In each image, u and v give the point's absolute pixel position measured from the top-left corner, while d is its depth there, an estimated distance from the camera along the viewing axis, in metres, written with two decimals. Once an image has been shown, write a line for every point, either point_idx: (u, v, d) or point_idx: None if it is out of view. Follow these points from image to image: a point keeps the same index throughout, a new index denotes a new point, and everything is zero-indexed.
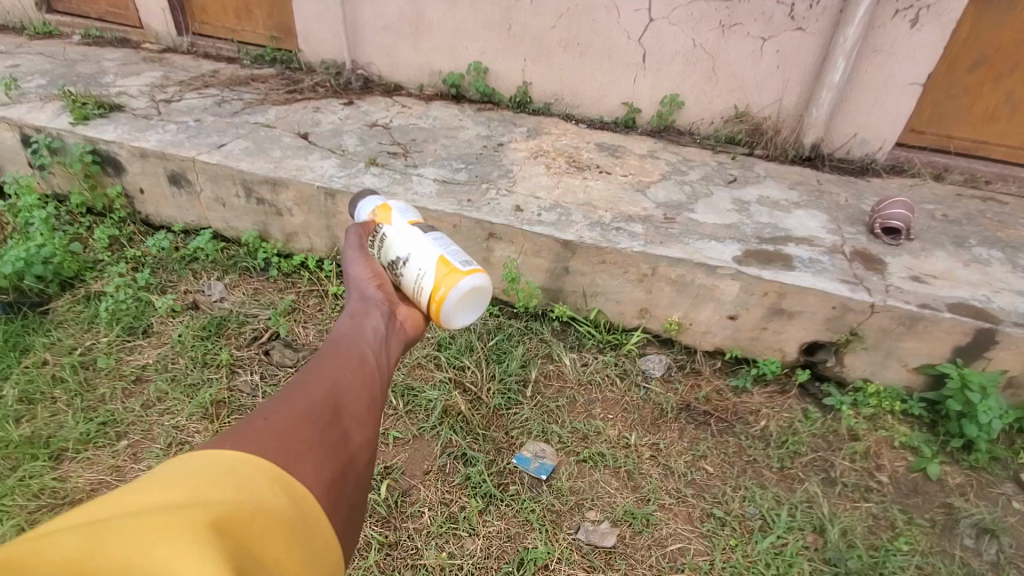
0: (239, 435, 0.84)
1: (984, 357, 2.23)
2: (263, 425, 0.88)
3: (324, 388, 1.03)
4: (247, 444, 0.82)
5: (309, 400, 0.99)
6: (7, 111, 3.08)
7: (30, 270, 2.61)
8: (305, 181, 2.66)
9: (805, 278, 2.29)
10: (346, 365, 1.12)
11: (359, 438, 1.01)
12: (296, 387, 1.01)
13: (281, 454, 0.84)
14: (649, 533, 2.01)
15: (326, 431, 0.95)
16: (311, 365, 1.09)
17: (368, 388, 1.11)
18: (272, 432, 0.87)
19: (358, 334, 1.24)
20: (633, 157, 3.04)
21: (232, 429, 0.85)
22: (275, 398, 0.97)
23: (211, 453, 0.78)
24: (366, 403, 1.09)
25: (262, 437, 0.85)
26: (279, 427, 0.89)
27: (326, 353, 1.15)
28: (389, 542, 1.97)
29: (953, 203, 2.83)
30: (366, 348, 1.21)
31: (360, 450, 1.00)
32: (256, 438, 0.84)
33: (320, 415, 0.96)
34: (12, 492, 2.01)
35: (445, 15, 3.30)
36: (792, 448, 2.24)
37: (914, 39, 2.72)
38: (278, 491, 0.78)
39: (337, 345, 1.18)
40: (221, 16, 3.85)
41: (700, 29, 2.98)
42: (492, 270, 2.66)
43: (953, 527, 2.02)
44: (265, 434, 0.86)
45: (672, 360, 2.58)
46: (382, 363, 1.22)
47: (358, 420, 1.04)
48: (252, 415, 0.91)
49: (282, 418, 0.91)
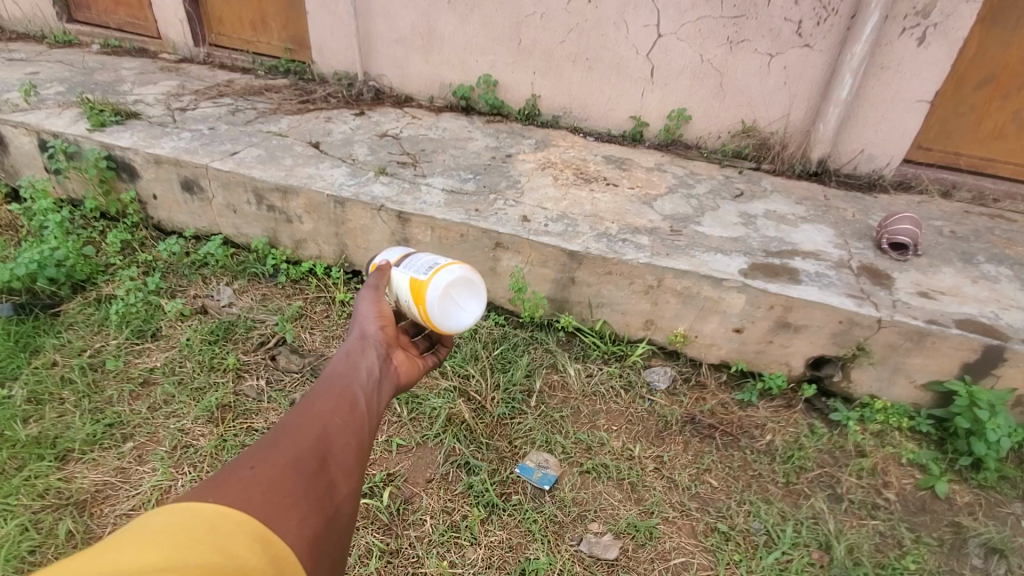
0: (220, 487, 0.83)
1: (992, 374, 2.21)
2: (247, 475, 0.87)
3: (313, 433, 1.03)
4: (230, 497, 0.81)
5: (298, 448, 0.99)
6: (26, 116, 3.15)
7: (43, 272, 2.65)
8: (315, 189, 2.70)
9: (811, 291, 2.29)
10: (337, 407, 1.12)
11: (346, 487, 1.01)
12: (287, 432, 1.02)
13: (265, 509, 0.83)
14: (652, 546, 1.99)
15: (313, 481, 0.94)
16: (303, 406, 1.10)
17: (358, 432, 1.11)
18: (256, 484, 0.86)
19: (351, 372, 1.25)
20: (641, 170, 3.06)
21: (215, 479, 0.84)
22: (262, 445, 0.97)
23: (190, 506, 0.77)
24: (356, 449, 1.08)
25: (246, 489, 0.84)
26: (263, 478, 0.88)
27: (318, 393, 1.15)
28: (390, 550, 1.97)
29: (961, 220, 2.82)
30: (359, 388, 1.21)
31: (346, 501, 0.99)
32: (240, 490, 0.83)
33: (307, 465, 0.96)
34: (17, 491, 2.03)
35: (456, 29, 3.36)
36: (797, 463, 2.22)
37: (921, 56, 2.74)
38: (260, 550, 0.77)
39: (330, 384, 1.19)
40: (236, 27, 3.93)
41: (708, 45, 3.02)
42: (499, 280, 2.67)
43: (962, 546, 2.00)
44: (248, 486, 0.85)
45: (677, 372, 2.57)
46: (373, 402, 1.23)
47: (346, 468, 1.03)
48: (236, 464, 0.90)
49: (268, 468, 0.91)
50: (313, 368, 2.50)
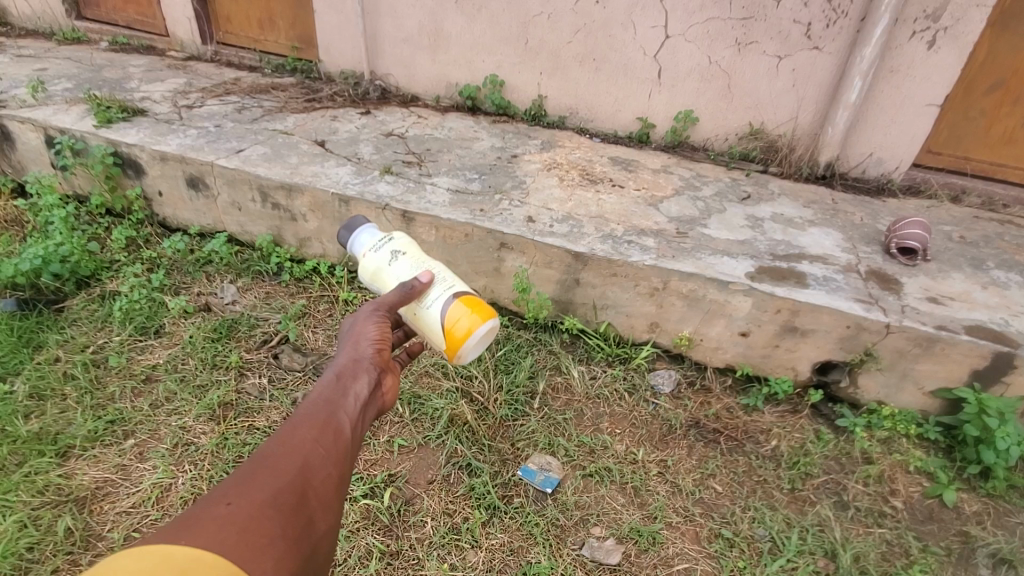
0: (194, 527, 0.80)
1: (1001, 382, 2.17)
2: (222, 514, 0.84)
3: (295, 463, 1.01)
4: (203, 540, 0.78)
5: (278, 480, 0.96)
6: (33, 112, 3.16)
7: (47, 267, 2.66)
8: (320, 188, 2.69)
9: (818, 296, 2.27)
10: (321, 436, 1.10)
11: (323, 523, 0.99)
12: (268, 461, 0.99)
13: (239, 552, 0.80)
14: (655, 552, 1.97)
15: (290, 518, 0.92)
16: (287, 432, 1.07)
17: (341, 463, 1.09)
18: (231, 523, 0.84)
19: (339, 398, 1.22)
20: (647, 172, 3.04)
21: (189, 519, 0.81)
22: (240, 473, 0.95)
23: (161, 549, 0.73)
24: (337, 481, 1.06)
25: (220, 530, 0.81)
26: (240, 517, 0.85)
27: (304, 418, 1.13)
28: (390, 551, 1.95)
29: (970, 225, 2.79)
30: (345, 415, 1.19)
31: (321, 538, 0.98)
32: (214, 531, 0.80)
33: (286, 500, 0.94)
34: (16, 487, 2.02)
35: (463, 29, 3.36)
36: (803, 469, 2.19)
37: (931, 60, 2.72)
38: None
39: (315, 411, 1.16)
40: (244, 26, 3.94)
41: (716, 46, 3.00)
42: (503, 280, 2.65)
43: (970, 556, 1.96)
44: (223, 526, 0.82)
45: (682, 375, 2.55)
46: (358, 430, 1.21)
47: (325, 501, 1.01)
48: (209, 499, 0.87)
49: (246, 504, 0.88)
50: (315, 367, 2.49)
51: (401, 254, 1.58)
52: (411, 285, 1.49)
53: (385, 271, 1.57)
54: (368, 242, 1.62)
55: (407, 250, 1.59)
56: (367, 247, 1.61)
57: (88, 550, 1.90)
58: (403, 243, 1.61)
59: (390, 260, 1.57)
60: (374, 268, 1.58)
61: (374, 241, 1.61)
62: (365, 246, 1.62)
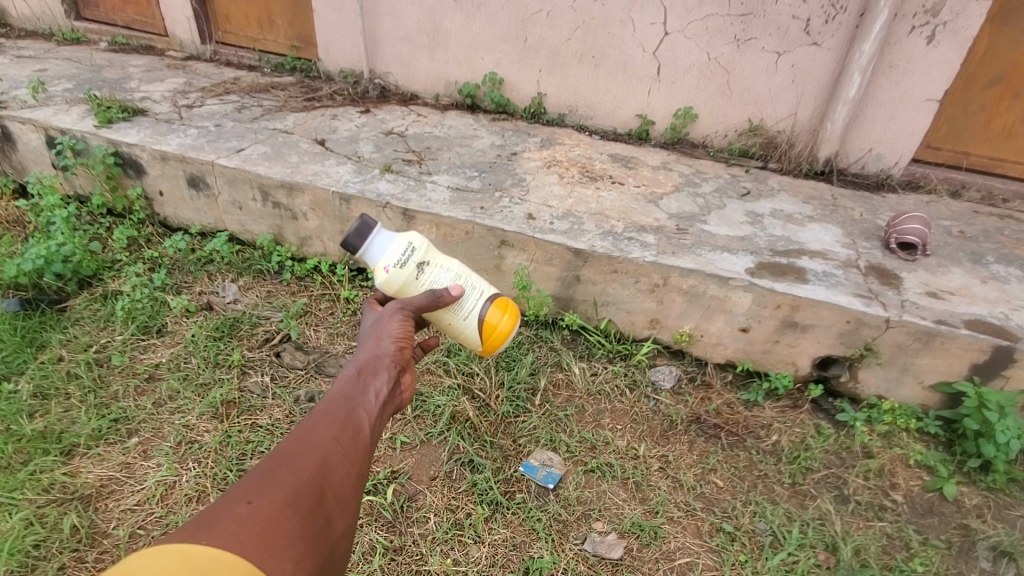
0: (214, 526, 0.80)
1: (1002, 375, 2.18)
2: (242, 513, 0.85)
3: (314, 461, 1.02)
4: (222, 540, 0.78)
5: (297, 479, 0.97)
6: (34, 113, 3.17)
7: (49, 267, 2.67)
8: (321, 186, 2.70)
9: (817, 291, 2.27)
10: (340, 434, 1.11)
11: (341, 523, 1.00)
12: (288, 458, 1.00)
13: (259, 552, 0.81)
14: (656, 546, 1.98)
15: (309, 520, 0.93)
16: (306, 429, 1.08)
17: (359, 462, 1.09)
18: (251, 522, 0.84)
19: (359, 394, 1.23)
20: (646, 169, 3.04)
21: (209, 518, 0.82)
22: (260, 470, 0.96)
23: (182, 548, 0.74)
24: (355, 480, 1.07)
25: (239, 530, 0.82)
26: (260, 516, 0.86)
27: (323, 415, 1.14)
28: (393, 547, 1.96)
29: (970, 219, 2.80)
30: (363, 413, 1.20)
31: (339, 538, 0.99)
32: (233, 531, 0.81)
33: (305, 499, 0.95)
34: (22, 485, 2.03)
35: (462, 27, 3.36)
36: (803, 464, 2.20)
37: (930, 55, 2.72)
38: None
39: (335, 406, 1.17)
40: (243, 25, 3.94)
41: (715, 43, 3.00)
42: (504, 278, 2.66)
43: (970, 549, 1.98)
44: (243, 526, 0.83)
45: (683, 371, 2.56)
46: (376, 428, 1.22)
47: (343, 502, 1.02)
48: (229, 498, 0.88)
49: (265, 504, 0.89)
50: (317, 364, 2.50)
51: (428, 264, 1.54)
52: (442, 295, 1.48)
53: (414, 285, 1.52)
54: (389, 252, 1.51)
55: (432, 259, 1.54)
56: (382, 254, 1.51)
57: (93, 546, 1.91)
58: (425, 251, 1.54)
59: (418, 274, 1.52)
60: (401, 283, 1.51)
61: (399, 252, 1.50)
62: (386, 256, 1.51)
